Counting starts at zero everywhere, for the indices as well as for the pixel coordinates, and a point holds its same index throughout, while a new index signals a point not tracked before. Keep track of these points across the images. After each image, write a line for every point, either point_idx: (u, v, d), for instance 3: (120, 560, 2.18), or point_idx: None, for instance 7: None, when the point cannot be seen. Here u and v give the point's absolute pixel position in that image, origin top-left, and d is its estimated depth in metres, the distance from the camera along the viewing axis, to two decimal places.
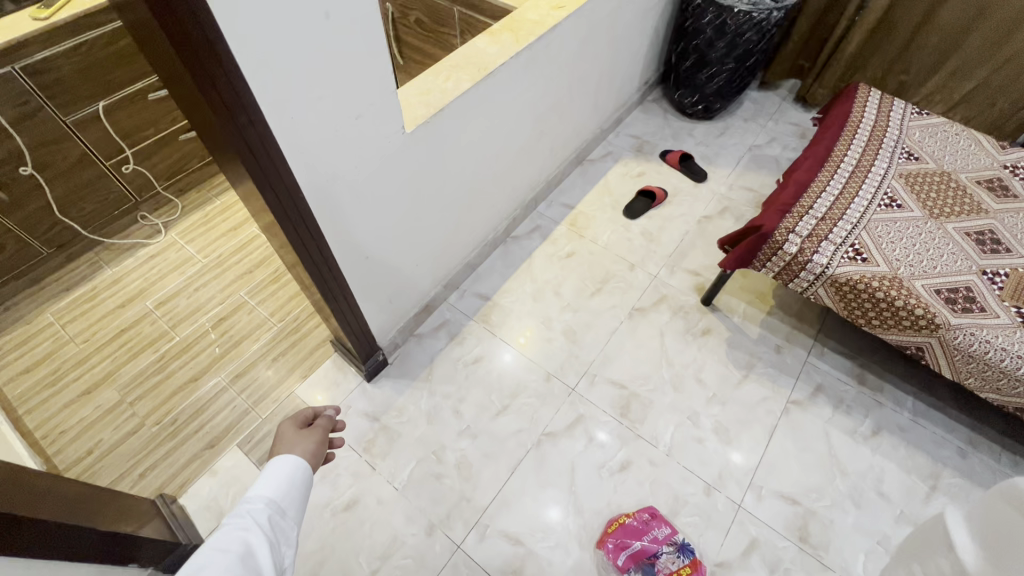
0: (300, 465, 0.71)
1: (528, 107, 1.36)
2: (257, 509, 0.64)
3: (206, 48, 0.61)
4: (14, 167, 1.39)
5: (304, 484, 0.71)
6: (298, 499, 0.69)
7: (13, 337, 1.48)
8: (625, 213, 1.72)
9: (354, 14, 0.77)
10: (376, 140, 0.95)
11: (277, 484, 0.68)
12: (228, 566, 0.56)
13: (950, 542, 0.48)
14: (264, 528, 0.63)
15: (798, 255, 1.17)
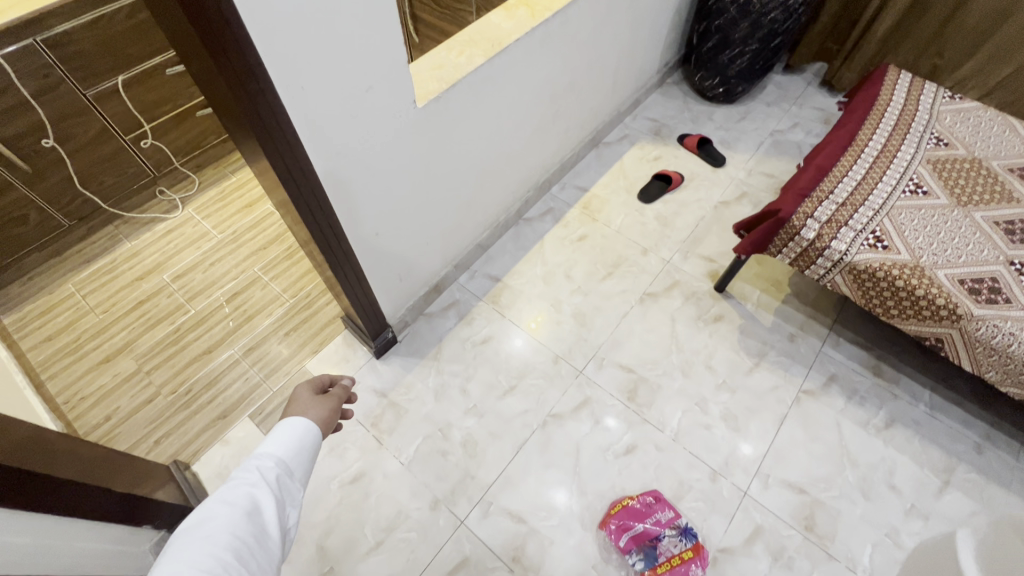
0: (311, 429, 0.72)
1: (542, 85, 1.34)
2: (266, 465, 0.66)
3: (219, 19, 0.60)
4: (36, 139, 1.42)
5: (313, 447, 0.72)
6: (306, 461, 0.70)
7: (36, 306, 1.52)
8: (640, 197, 1.69)
9: None
10: (388, 115, 0.95)
11: (287, 444, 0.69)
12: (233, 521, 0.57)
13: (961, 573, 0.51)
14: (274, 486, 0.64)
15: (814, 243, 1.14)
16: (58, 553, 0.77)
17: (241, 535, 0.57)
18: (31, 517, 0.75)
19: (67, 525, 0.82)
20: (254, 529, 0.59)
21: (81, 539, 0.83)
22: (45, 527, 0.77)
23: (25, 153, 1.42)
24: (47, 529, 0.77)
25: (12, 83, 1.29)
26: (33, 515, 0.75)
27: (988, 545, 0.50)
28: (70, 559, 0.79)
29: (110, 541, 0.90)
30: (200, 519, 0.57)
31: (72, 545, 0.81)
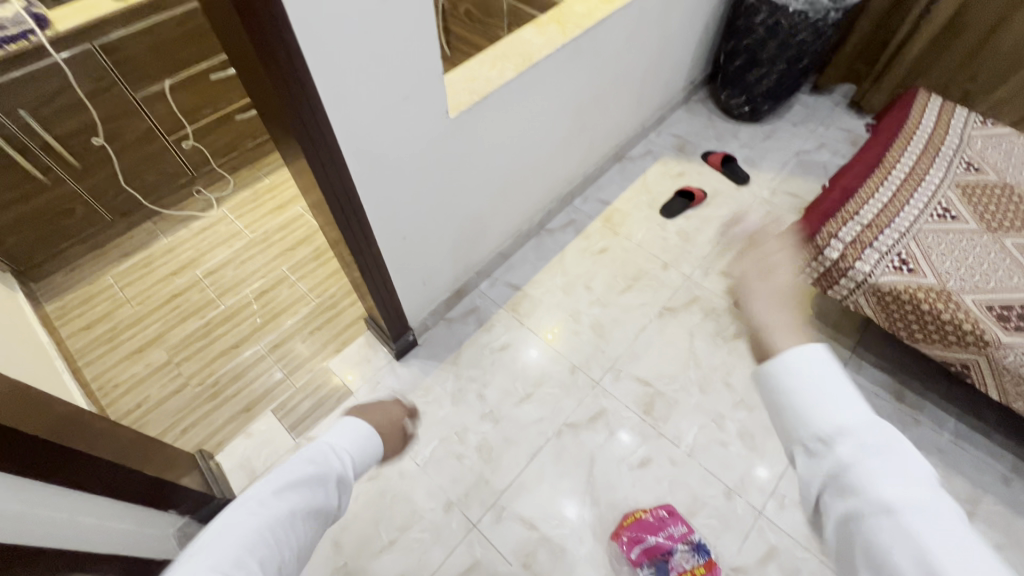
0: (376, 441, 0.80)
1: (570, 99, 1.37)
2: (336, 454, 0.73)
3: (271, 30, 0.65)
4: (87, 137, 1.50)
5: (372, 454, 0.79)
6: (363, 465, 0.77)
7: (76, 295, 1.60)
8: (662, 212, 1.70)
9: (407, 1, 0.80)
10: (422, 124, 0.98)
11: (357, 447, 0.76)
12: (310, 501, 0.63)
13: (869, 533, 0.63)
14: (340, 478, 0.71)
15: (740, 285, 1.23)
16: (71, 528, 0.80)
17: (306, 505, 0.63)
18: (55, 488, 0.78)
19: (87, 501, 0.85)
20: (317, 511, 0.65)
21: (113, 519, 0.90)
22: (65, 503, 0.80)
23: (76, 150, 1.50)
24: (68, 503, 0.81)
25: (70, 83, 1.37)
26: (58, 488, 0.79)
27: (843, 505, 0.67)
28: (82, 536, 0.82)
29: (124, 523, 0.93)
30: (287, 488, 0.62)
31: (106, 524, 0.88)
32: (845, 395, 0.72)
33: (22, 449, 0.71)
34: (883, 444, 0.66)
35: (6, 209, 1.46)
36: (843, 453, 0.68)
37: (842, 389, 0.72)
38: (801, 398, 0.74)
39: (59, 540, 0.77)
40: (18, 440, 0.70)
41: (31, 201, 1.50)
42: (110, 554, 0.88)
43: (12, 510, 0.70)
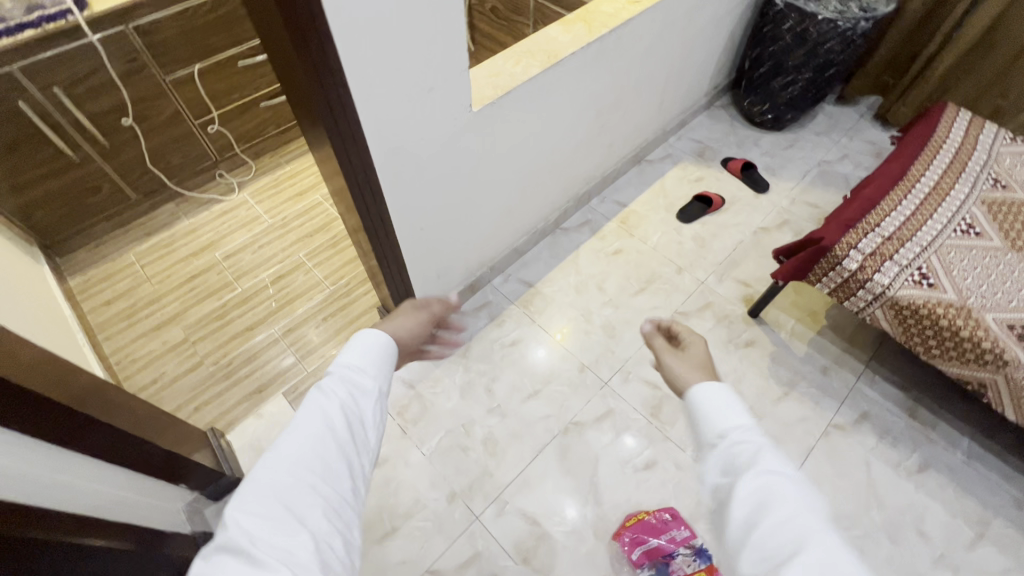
0: (377, 339, 0.70)
1: (592, 97, 1.36)
2: (352, 373, 0.66)
3: (306, 17, 0.66)
4: (117, 118, 1.53)
5: (384, 354, 0.71)
6: (379, 369, 0.69)
7: (98, 271, 1.64)
8: (679, 216, 1.70)
9: None
10: (445, 116, 0.99)
11: (362, 355, 0.68)
12: (316, 440, 0.57)
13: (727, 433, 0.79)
14: (352, 395, 0.64)
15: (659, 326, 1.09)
16: (79, 494, 0.82)
17: (316, 441, 0.57)
18: (61, 453, 0.80)
19: (92, 468, 0.87)
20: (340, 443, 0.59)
21: (124, 489, 0.94)
22: (79, 469, 0.84)
23: (105, 129, 1.53)
24: (75, 468, 0.83)
25: (104, 64, 1.41)
26: (73, 457, 0.82)
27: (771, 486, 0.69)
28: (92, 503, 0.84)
29: (128, 490, 0.95)
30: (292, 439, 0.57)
31: (120, 494, 0.92)
32: (734, 413, 0.83)
33: (38, 410, 0.73)
34: (757, 444, 0.77)
35: (36, 183, 1.50)
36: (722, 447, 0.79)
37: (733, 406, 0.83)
38: (716, 416, 0.82)
39: (70, 505, 0.79)
40: (37, 401, 0.72)
41: (60, 176, 1.53)
42: (122, 521, 0.90)
43: (32, 474, 0.73)
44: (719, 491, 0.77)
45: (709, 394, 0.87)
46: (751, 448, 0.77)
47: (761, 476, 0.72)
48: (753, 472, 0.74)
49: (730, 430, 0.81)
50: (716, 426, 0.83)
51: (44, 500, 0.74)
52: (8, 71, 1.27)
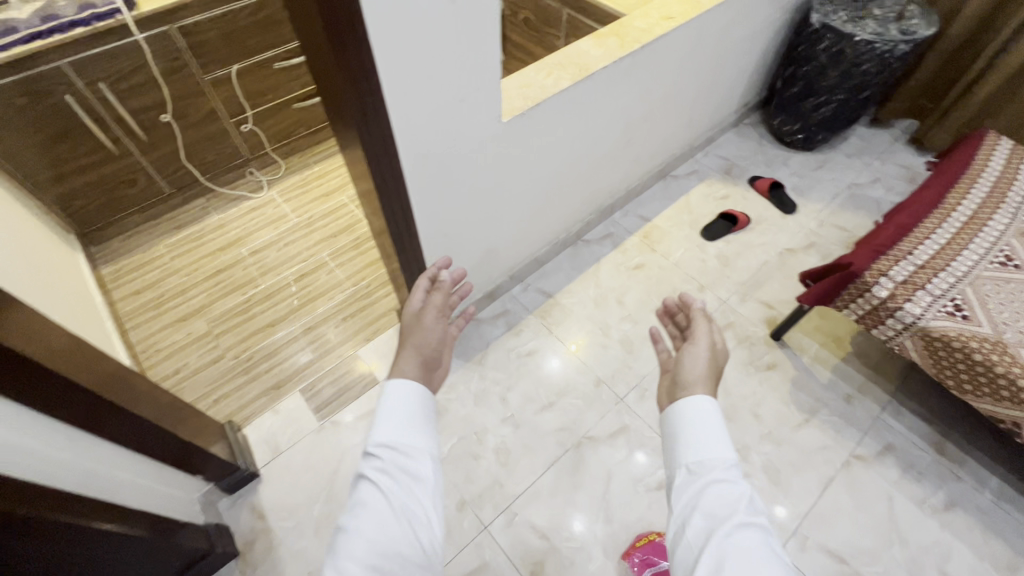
0: (410, 394, 0.73)
1: (621, 111, 1.36)
2: (396, 449, 0.68)
3: (348, 25, 0.67)
4: (156, 114, 1.58)
5: (421, 411, 0.73)
6: (420, 431, 0.71)
7: (130, 261, 1.68)
8: (703, 234, 1.68)
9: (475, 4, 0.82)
10: (475, 125, 1.00)
11: (395, 422, 0.70)
12: (371, 528, 0.61)
13: (689, 444, 0.70)
14: (395, 469, 0.66)
15: (701, 313, 0.88)
16: (91, 477, 0.84)
17: (369, 528, 0.61)
18: (76, 434, 0.82)
19: (113, 454, 0.90)
20: (396, 525, 0.62)
21: (142, 476, 0.97)
22: (100, 454, 0.87)
23: (144, 124, 1.58)
24: (89, 450, 0.85)
25: (148, 61, 1.46)
26: (98, 443, 0.86)
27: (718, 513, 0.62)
28: (101, 486, 0.85)
29: (138, 475, 0.97)
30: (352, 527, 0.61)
31: (138, 481, 0.96)
32: (720, 443, 0.70)
33: (60, 393, 0.74)
34: (737, 489, 0.64)
35: (77, 173, 1.55)
36: (682, 457, 0.70)
37: (721, 429, 0.71)
38: (693, 432, 0.71)
39: (79, 487, 0.81)
40: (60, 383, 0.73)
41: (100, 168, 1.58)
42: (130, 505, 0.91)
43: (55, 456, 0.77)
44: (682, 542, 0.63)
45: (699, 415, 0.72)
46: (731, 494, 0.64)
47: (734, 524, 0.60)
48: (724, 522, 0.61)
49: (711, 463, 0.67)
50: (693, 451, 0.70)
51: (63, 482, 0.77)
52: (58, 66, 1.32)
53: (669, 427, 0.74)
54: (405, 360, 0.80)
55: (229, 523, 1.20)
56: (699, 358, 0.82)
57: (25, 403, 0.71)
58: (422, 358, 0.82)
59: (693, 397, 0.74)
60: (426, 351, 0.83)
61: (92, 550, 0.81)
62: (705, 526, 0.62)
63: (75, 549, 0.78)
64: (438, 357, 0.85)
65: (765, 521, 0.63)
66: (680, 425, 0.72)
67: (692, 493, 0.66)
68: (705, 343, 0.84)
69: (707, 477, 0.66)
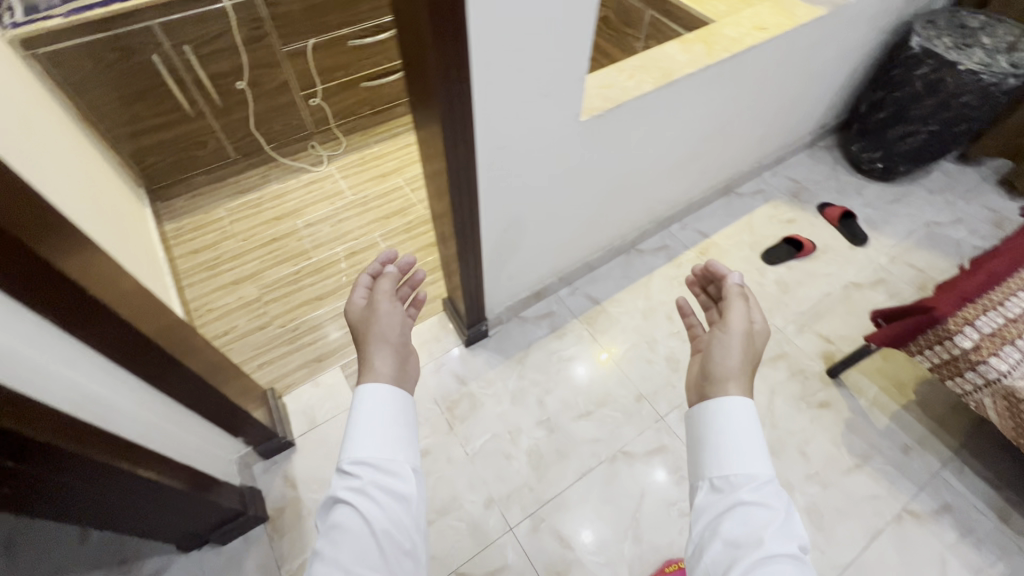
0: (390, 409, 0.73)
1: (697, 121, 1.31)
2: (373, 470, 0.68)
3: (450, 14, 0.66)
4: (233, 80, 1.62)
5: (401, 428, 0.73)
6: (400, 450, 0.71)
7: (192, 221, 1.74)
8: (763, 256, 1.61)
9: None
10: (554, 122, 0.97)
11: (373, 441, 0.70)
12: (348, 554, 0.61)
13: (715, 461, 0.68)
14: (371, 493, 0.66)
15: (737, 290, 0.82)
16: (144, 426, 0.87)
17: (343, 555, 0.61)
18: (133, 382, 0.85)
19: (164, 406, 0.93)
20: (375, 551, 0.62)
21: (188, 431, 1.01)
22: (152, 405, 0.90)
23: (221, 89, 1.62)
24: (138, 396, 0.87)
25: (231, 29, 1.49)
26: (151, 392, 0.89)
27: (739, 533, 0.61)
28: (146, 432, 0.87)
29: (181, 429, 0.99)
30: (328, 552, 0.62)
31: (183, 435, 0.99)
32: (752, 458, 0.67)
33: (122, 343, 0.77)
34: (765, 511, 0.62)
35: (152, 131, 1.60)
36: (710, 473, 0.68)
37: (752, 442, 0.68)
38: (722, 443, 0.69)
39: (132, 435, 0.83)
40: (118, 326, 0.75)
41: (174, 128, 1.63)
42: (171, 456, 0.93)
43: (111, 401, 0.80)
44: (704, 562, 0.62)
45: (728, 425, 0.70)
46: (761, 519, 0.61)
47: (761, 553, 0.58)
48: (748, 549, 0.59)
49: (738, 480, 0.66)
50: (720, 463, 0.68)
51: (115, 427, 0.80)
52: (150, 27, 1.36)
53: (697, 433, 0.72)
54: (377, 358, 0.79)
55: (261, 488, 1.22)
56: (734, 347, 0.77)
57: (91, 347, 0.74)
58: (393, 352, 0.81)
59: (722, 401, 0.72)
60: (396, 343, 0.82)
61: (135, 493, 0.84)
62: (728, 550, 0.61)
63: (116, 489, 0.81)
64: (408, 346, 0.85)
65: (798, 549, 0.60)
66: (708, 435, 0.70)
67: (716, 512, 0.65)
68: (740, 328, 0.78)
69: (731, 496, 0.65)
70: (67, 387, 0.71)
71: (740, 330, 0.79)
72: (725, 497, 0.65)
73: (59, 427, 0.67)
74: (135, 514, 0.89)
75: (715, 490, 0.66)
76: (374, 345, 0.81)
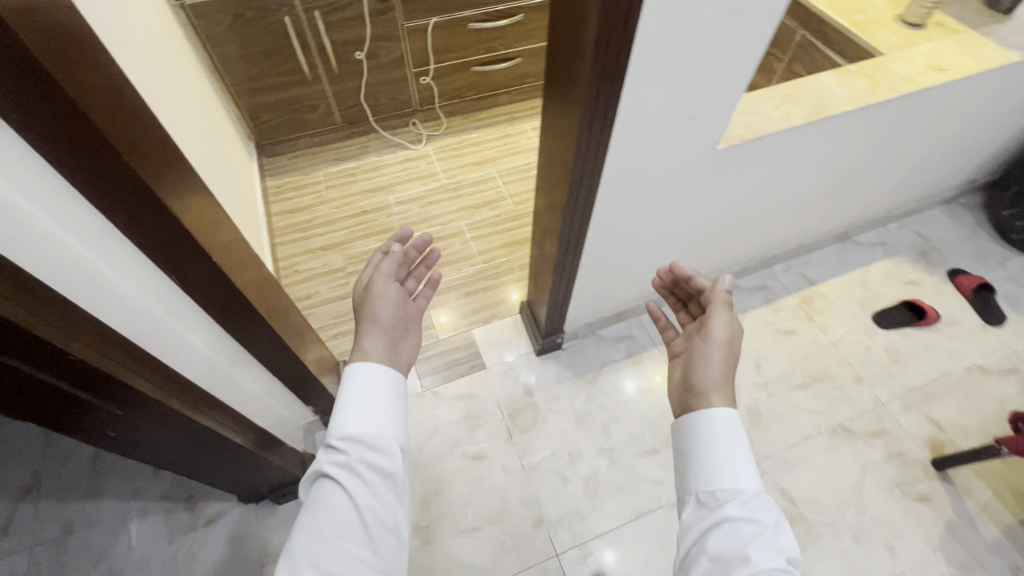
0: (380, 382, 0.71)
1: (836, 162, 1.18)
2: (358, 445, 0.65)
3: (616, 39, 0.62)
4: (352, 50, 1.63)
5: (390, 402, 0.70)
6: (387, 424, 0.68)
7: (291, 180, 1.79)
8: (875, 318, 1.45)
9: (749, 34, 0.72)
10: (688, 148, 0.90)
11: (361, 414, 0.68)
12: (330, 529, 0.60)
13: (704, 475, 0.63)
14: (356, 467, 0.64)
15: (722, 298, 0.77)
16: (235, 386, 0.90)
17: (327, 529, 0.60)
18: (232, 345, 0.88)
19: (252, 367, 0.96)
20: (357, 527, 0.61)
21: (268, 394, 1.04)
22: (245, 366, 0.94)
23: (339, 57, 1.64)
24: (233, 356, 0.89)
25: None
26: (245, 356, 0.93)
27: (726, 549, 0.55)
28: (232, 392, 0.89)
29: (262, 391, 1.02)
30: (311, 526, 0.60)
31: (264, 397, 1.02)
32: (740, 470, 0.62)
33: (234, 313, 0.80)
34: (753, 526, 0.56)
35: (270, 91, 1.65)
36: (695, 486, 0.63)
37: (743, 453, 0.63)
38: (708, 454, 0.64)
39: (225, 395, 0.87)
40: (225, 291, 0.75)
41: (291, 90, 1.68)
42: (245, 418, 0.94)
43: (214, 360, 0.83)
44: None
45: (718, 435, 0.64)
46: (745, 534, 0.56)
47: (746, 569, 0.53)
48: (733, 567, 0.54)
49: (725, 495, 0.60)
50: (707, 478, 0.63)
51: (214, 388, 0.83)
52: None
53: (684, 446, 0.67)
54: (367, 338, 0.76)
55: None
56: (716, 358, 0.72)
57: (208, 314, 0.77)
58: (387, 335, 0.78)
59: (710, 410, 0.66)
60: (387, 325, 0.80)
61: (217, 447, 0.88)
62: (713, 570, 0.55)
63: (200, 445, 0.84)
64: (402, 328, 0.82)
65: (787, 565, 0.54)
66: (697, 447, 0.65)
67: (700, 531, 0.59)
68: (722, 339, 0.73)
69: (717, 513, 0.59)
70: (176, 342, 0.73)
71: (721, 340, 0.74)
72: (712, 513, 0.60)
73: (157, 385, 0.69)
74: (208, 465, 0.92)
75: (700, 503, 0.62)
76: (365, 326, 0.79)
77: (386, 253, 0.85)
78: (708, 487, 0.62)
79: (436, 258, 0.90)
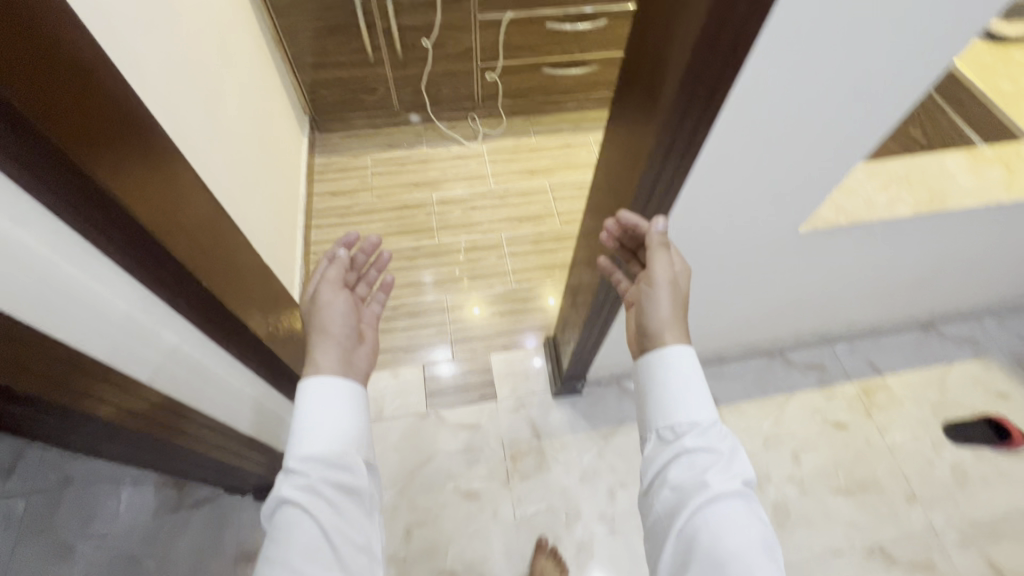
0: (341, 396, 0.63)
1: (939, 254, 1.00)
2: (320, 462, 0.59)
3: (695, 112, 0.51)
4: (419, 36, 1.54)
5: (353, 412, 0.63)
6: (351, 432, 0.62)
7: (339, 161, 1.75)
8: (946, 428, 1.26)
9: (855, 119, 0.60)
10: (762, 226, 0.78)
11: (324, 428, 0.60)
12: (298, 555, 0.54)
13: (666, 412, 0.61)
14: (320, 484, 0.58)
15: (659, 239, 0.64)
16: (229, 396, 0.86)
17: (294, 557, 0.54)
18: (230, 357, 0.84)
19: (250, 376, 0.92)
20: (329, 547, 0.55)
21: (267, 400, 1.01)
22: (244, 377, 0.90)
23: (406, 43, 1.56)
24: (230, 368, 0.84)
25: None
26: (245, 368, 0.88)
27: (684, 470, 0.56)
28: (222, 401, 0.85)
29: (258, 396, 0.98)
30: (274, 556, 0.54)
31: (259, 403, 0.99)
32: (696, 402, 0.60)
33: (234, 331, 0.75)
34: (718, 453, 0.56)
35: (331, 68, 1.59)
36: (653, 418, 0.62)
37: (702, 389, 0.60)
38: (665, 398, 0.61)
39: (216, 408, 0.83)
40: (220, 311, 0.70)
41: (352, 69, 1.61)
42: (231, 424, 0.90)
43: (212, 376, 0.79)
44: (652, 510, 0.59)
45: (679, 380, 0.61)
46: (703, 463, 0.56)
47: (704, 496, 0.54)
48: (692, 495, 0.55)
49: (681, 429, 0.59)
50: (665, 415, 0.61)
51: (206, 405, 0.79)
52: None
53: (643, 384, 0.64)
54: (318, 352, 0.66)
55: None
56: (662, 304, 0.65)
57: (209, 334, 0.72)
58: (341, 346, 0.68)
59: (667, 364, 0.62)
60: (340, 335, 0.69)
61: (203, 461, 0.85)
62: (675, 498, 0.56)
63: (183, 459, 0.81)
64: (358, 336, 0.71)
65: (743, 487, 0.55)
66: (658, 386, 0.62)
67: (660, 463, 0.59)
68: (667, 280, 0.64)
69: (675, 446, 0.58)
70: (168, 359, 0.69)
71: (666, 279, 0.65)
72: (671, 440, 0.59)
73: (138, 411, 0.65)
74: (191, 470, 0.89)
75: (659, 430, 0.61)
76: (315, 338, 0.68)
77: (332, 259, 0.72)
78: (668, 415, 0.60)
79: (388, 261, 0.76)
